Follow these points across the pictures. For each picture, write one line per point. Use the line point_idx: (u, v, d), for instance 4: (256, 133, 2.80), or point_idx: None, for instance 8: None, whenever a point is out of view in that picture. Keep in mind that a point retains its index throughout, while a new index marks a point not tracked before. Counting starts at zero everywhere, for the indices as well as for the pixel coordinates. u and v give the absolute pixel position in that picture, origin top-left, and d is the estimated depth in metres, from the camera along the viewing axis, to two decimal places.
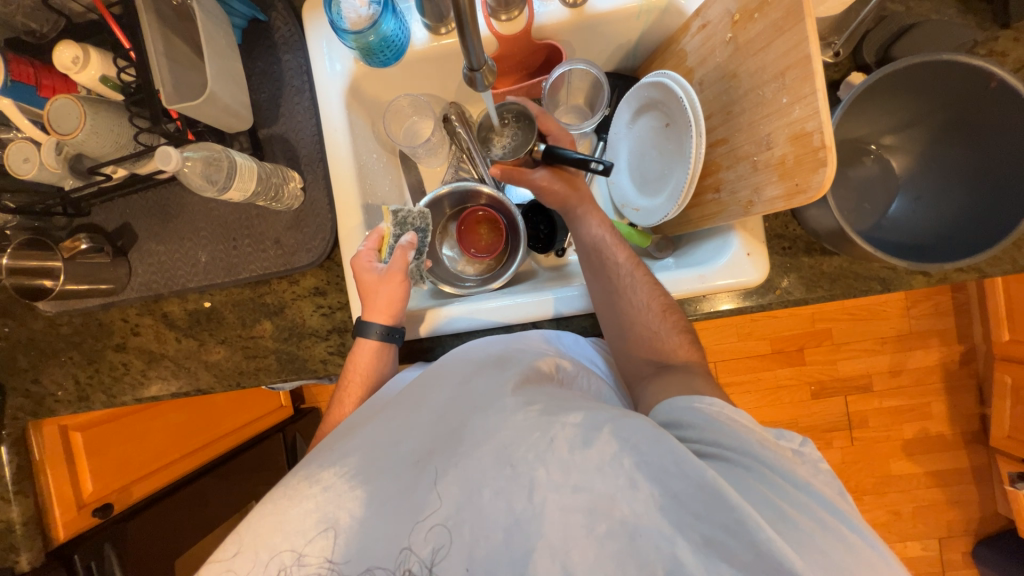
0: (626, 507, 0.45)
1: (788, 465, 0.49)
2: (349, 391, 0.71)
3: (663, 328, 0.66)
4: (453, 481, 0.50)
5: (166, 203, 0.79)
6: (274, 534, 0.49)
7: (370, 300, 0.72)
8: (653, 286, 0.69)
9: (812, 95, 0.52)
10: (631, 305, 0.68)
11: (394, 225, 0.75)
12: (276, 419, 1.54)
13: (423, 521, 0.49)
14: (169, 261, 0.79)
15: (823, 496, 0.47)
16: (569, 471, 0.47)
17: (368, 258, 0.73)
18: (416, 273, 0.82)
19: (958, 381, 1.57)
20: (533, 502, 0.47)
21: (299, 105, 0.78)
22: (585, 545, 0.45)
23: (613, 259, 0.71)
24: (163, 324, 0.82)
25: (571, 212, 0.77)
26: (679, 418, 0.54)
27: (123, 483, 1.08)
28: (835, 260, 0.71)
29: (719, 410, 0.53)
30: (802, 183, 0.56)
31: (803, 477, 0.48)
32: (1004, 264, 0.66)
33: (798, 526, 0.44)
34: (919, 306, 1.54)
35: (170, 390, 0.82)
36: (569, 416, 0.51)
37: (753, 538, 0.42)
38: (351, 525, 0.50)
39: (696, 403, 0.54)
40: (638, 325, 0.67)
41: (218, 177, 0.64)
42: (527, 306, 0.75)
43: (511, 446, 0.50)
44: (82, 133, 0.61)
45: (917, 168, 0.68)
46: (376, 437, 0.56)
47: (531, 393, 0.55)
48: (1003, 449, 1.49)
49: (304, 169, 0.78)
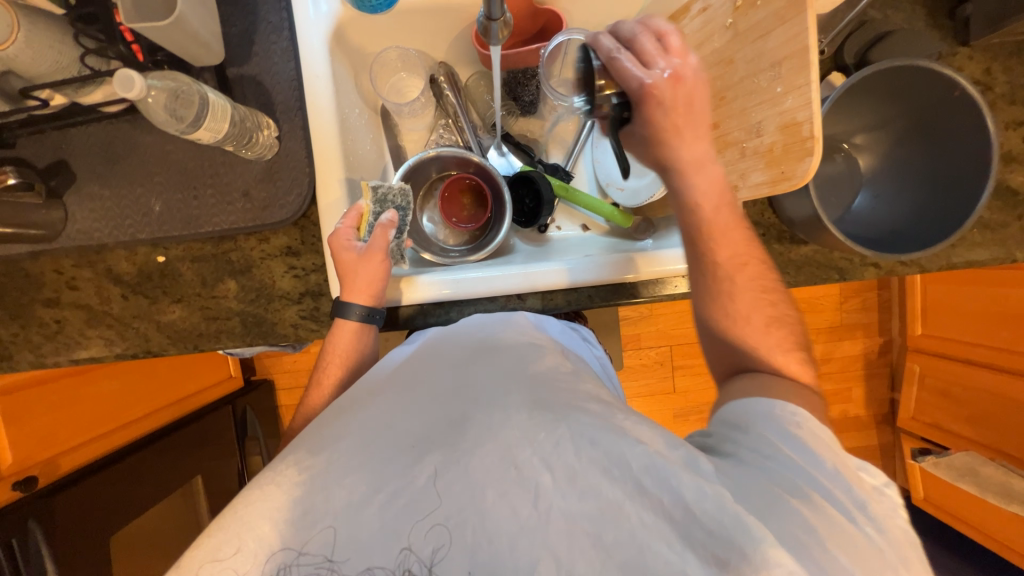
0: (635, 516, 0.44)
1: (848, 497, 0.44)
2: (329, 371, 0.69)
3: (765, 342, 0.61)
4: (454, 474, 0.48)
5: (113, 142, 0.70)
6: (263, 523, 0.47)
7: (349, 279, 0.68)
8: (758, 294, 0.62)
9: (806, 86, 0.55)
10: (724, 314, 0.62)
11: (375, 202, 0.70)
12: (224, 390, 1.45)
13: (423, 518, 0.46)
14: (115, 207, 0.71)
15: (874, 538, 0.41)
16: (575, 476, 0.46)
17: (347, 237, 0.69)
18: (395, 253, 0.76)
19: (876, 369, 1.76)
20: (540, 510, 0.45)
21: (276, 44, 0.71)
22: (591, 556, 0.43)
23: (712, 258, 0.63)
24: (107, 278, 0.74)
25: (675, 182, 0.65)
26: (741, 420, 0.52)
27: (49, 455, 0.97)
28: (802, 249, 0.76)
29: (802, 421, 0.50)
30: (788, 171, 0.60)
31: (866, 518, 0.43)
32: (942, 260, 0.74)
33: (838, 561, 0.39)
34: (850, 301, 1.70)
35: (114, 351, 0.75)
36: (577, 418, 0.49)
37: (766, 565, 0.39)
38: (346, 510, 0.47)
39: (775, 409, 0.51)
40: (735, 336, 0.62)
41: (186, 113, 0.58)
42: (511, 280, 0.75)
43: (515, 447, 0.48)
44: (14, 47, 0.53)
45: (879, 167, 0.74)
46: (372, 425, 0.53)
47: (538, 390, 0.53)
48: (908, 429, 1.70)
49: (280, 117, 0.71)
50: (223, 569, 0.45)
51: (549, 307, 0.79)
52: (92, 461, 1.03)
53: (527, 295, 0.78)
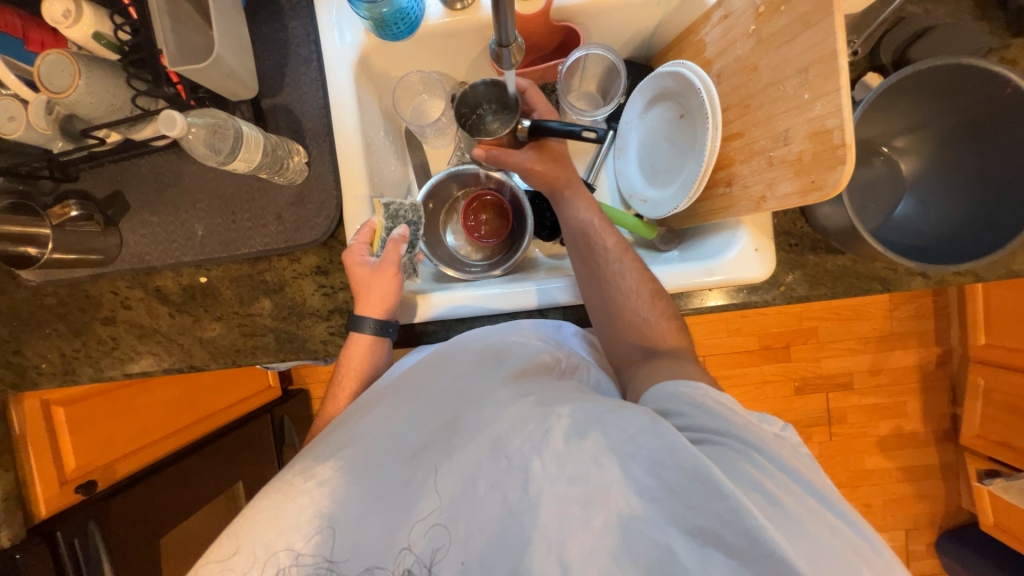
0: (621, 499, 0.46)
1: (771, 447, 0.49)
2: (343, 385, 0.71)
3: (653, 315, 0.67)
4: (451, 473, 0.51)
5: (162, 172, 0.76)
6: (269, 531, 0.48)
7: (363, 293, 0.71)
8: (643, 271, 0.69)
9: (835, 92, 0.53)
10: (619, 291, 0.68)
11: (388, 218, 0.74)
12: (264, 400, 1.52)
13: (422, 518, 0.50)
14: (163, 232, 0.76)
15: (807, 478, 0.47)
16: (564, 462, 0.48)
17: (361, 251, 0.72)
18: (409, 266, 0.79)
19: (934, 382, 1.63)
20: (530, 494, 0.48)
21: (306, 75, 0.75)
22: (582, 537, 0.45)
23: (602, 245, 0.71)
24: (156, 298, 0.79)
25: (560, 196, 0.76)
26: (666, 406, 0.54)
27: (108, 461, 1.05)
28: (839, 259, 0.72)
29: (703, 393, 0.53)
30: (818, 180, 0.56)
31: (785, 460, 0.48)
32: (999, 268, 0.68)
33: (790, 512, 0.43)
34: (901, 309, 1.59)
35: (162, 366, 0.80)
36: (562, 408, 0.52)
37: (747, 528, 0.41)
38: (345, 509, 0.49)
39: (684, 389, 0.55)
40: (628, 313, 0.67)
41: (223, 146, 0.62)
42: (525, 296, 0.75)
43: (507, 437, 0.51)
44: (76, 93, 0.58)
45: (924, 171, 0.70)
46: (368, 423, 0.55)
47: (524, 386, 0.57)
48: (973, 448, 1.56)
49: (309, 144, 0.75)
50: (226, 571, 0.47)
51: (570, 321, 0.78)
52: (144, 467, 1.11)
53: (549, 311, 0.78)
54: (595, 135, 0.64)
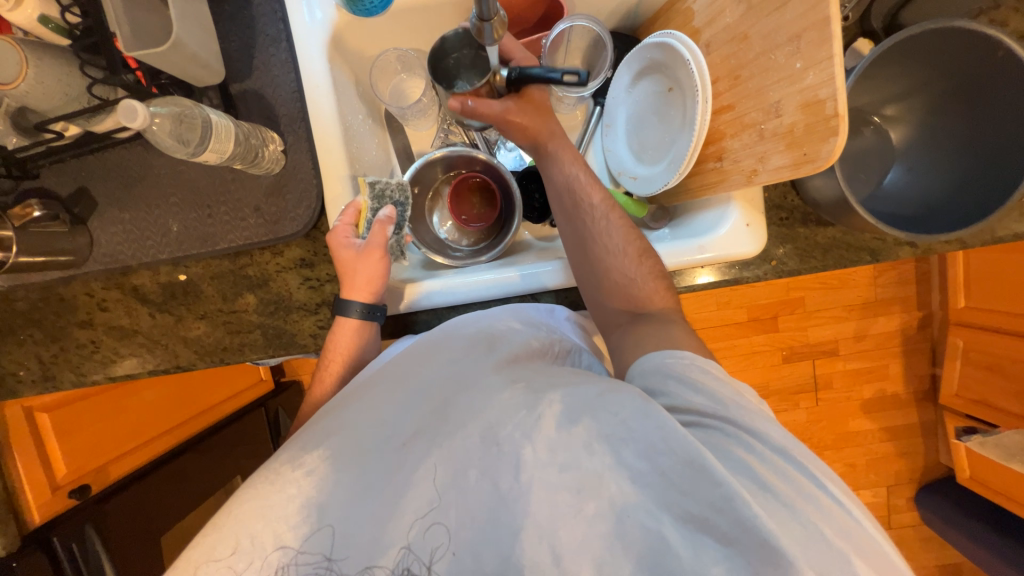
0: (614, 486, 0.46)
1: (766, 430, 0.49)
2: (330, 369, 0.70)
3: (640, 274, 0.65)
4: (441, 463, 0.50)
5: (129, 166, 0.72)
6: (256, 522, 0.48)
7: (348, 276, 0.69)
8: (631, 232, 0.67)
9: (828, 60, 0.51)
10: (606, 252, 0.66)
11: (372, 198, 0.70)
12: (256, 394, 1.49)
13: (412, 508, 0.49)
14: (135, 230, 0.73)
15: (801, 463, 0.47)
16: (556, 450, 0.48)
17: (345, 234, 0.70)
18: (394, 248, 0.78)
19: (915, 345, 1.67)
20: (521, 483, 0.48)
21: (276, 57, 0.71)
22: (574, 526, 0.46)
23: (588, 202, 0.68)
24: (134, 299, 0.77)
25: (543, 148, 0.71)
26: (654, 380, 0.54)
27: (100, 464, 1.04)
28: (829, 231, 0.72)
29: (691, 362, 0.54)
30: (811, 152, 0.55)
31: (781, 444, 0.48)
32: (985, 235, 0.68)
33: (781, 497, 0.44)
34: (885, 275, 1.62)
35: (147, 368, 0.78)
36: (554, 393, 0.51)
37: (740, 515, 0.42)
38: (336, 501, 0.50)
39: (668, 359, 0.55)
40: (616, 273, 0.65)
41: (191, 136, 0.59)
42: (513, 280, 0.73)
43: (497, 425, 0.50)
44: (24, 83, 0.55)
45: (913, 139, 0.69)
46: (357, 413, 0.55)
47: (515, 371, 0.56)
48: (952, 406, 1.62)
49: (285, 130, 0.72)
50: (224, 570, 0.48)
51: (563, 304, 0.78)
52: (137, 468, 1.10)
53: (542, 295, 0.77)
54: (576, 79, 0.60)
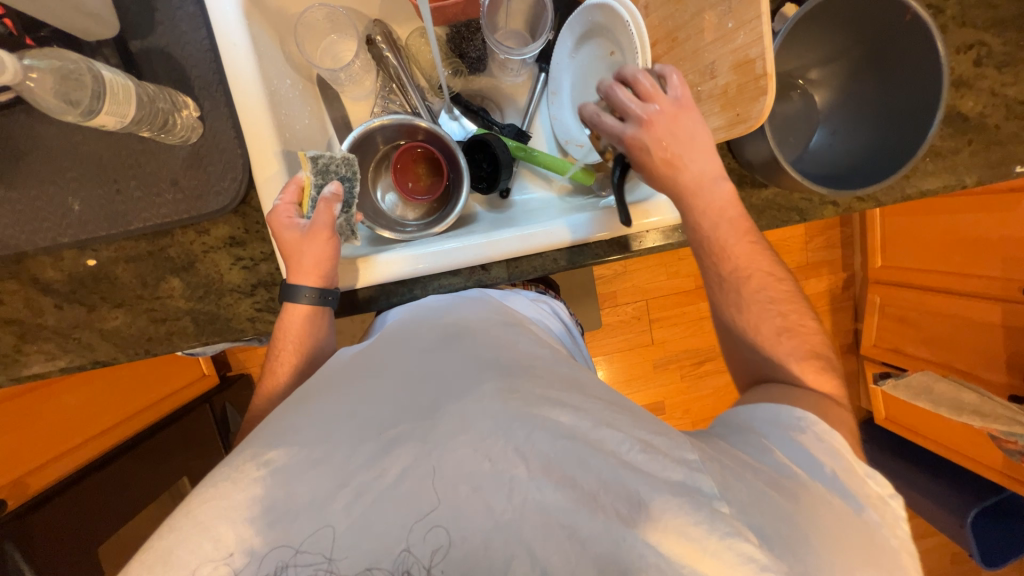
0: (613, 512, 0.43)
1: (824, 494, 0.46)
2: (282, 358, 0.66)
3: (780, 354, 0.61)
4: (422, 472, 0.46)
5: (11, 137, 0.62)
6: (219, 523, 0.45)
7: (295, 260, 0.65)
8: (768, 305, 0.62)
9: (756, 20, 0.52)
10: (735, 326, 0.64)
11: (316, 174, 0.67)
12: (202, 389, 1.41)
13: (388, 526, 0.44)
14: (26, 210, 0.64)
15: (851, 530, 0.43)
16: (550, 466, 0.45)
17: (288, 213, 0.66)
18: (343, 228, 0.71)
19: (841, 304, 1.83)
20: (514, 504, 0.44)
21: (182, 10, 0.63)
22: (567, 548, 0.42)
23: (714, 272, 0.64)
24: (34, 289, 0.68)
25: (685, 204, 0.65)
26: (754, 428, 0.54)
27: (19, 475, 0.95)
28: (763, 193, 0.76)
29: (807, 427, 0.52)
30: (743, 112, 0.57)
31: (832, 504, 0.45)
32: (896, 192, 0.75)
33: (804, 553, 0.41)
34: (814, 240, 1.75)
35: (58, 365, 0.70)
36: (559, 411, 0.48)
37: (739, 546, 0.40)
38: (310, 507, 0.45)
39: (784, 415, 0.55)
40: (749, 348, 0.64)
41: (80, 97, 0.51)
42: (471, 253, 0.72)
43: (490, 438, 0.46)
44: None
45: (836, 103, 0.74)
46: (335, 413, 0.52)
47: (516, 378, 0.52)
48: (870, 356, 1.79)
49: (200, 95, 0.65)
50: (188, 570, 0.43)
51: (513, 274, 0.76)
52: (65, 476, 1.02)
53: (492, 265, 0.75)
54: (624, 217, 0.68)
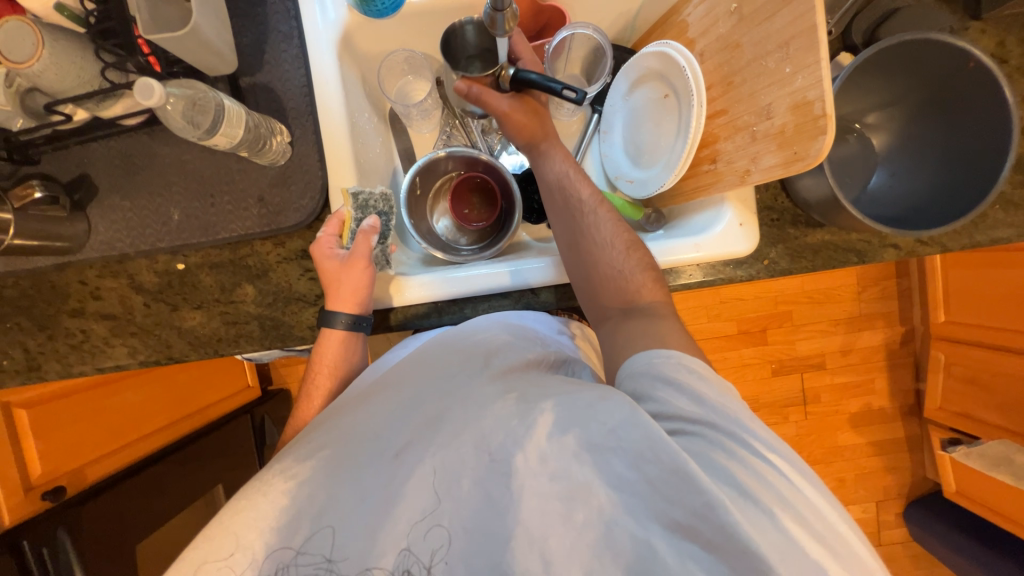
0: (602, 494, 0.47)
1: (744, 432, 0.49)
2: (318, 382, 0.72)
3: (627, 266, 0.65)
4: (430, 469, 0.51)
5: (133, 153, 0.72)
6: (246, 532, 0.49)
7: (335, 288, 0.69)
8: (618, 224, 0.68)
9: (816, 64, 0.54)
10: (596, 244, 0.66)
11: (356, 209, 0.72)
12: (242, 400, 1.46)
13: (402, 517, 0.50)
14: (135, 217, 0.73)
15: (778, 464, 0.47)
16: (547, 458, 0.49)
17: (330, 244, 0.71)
18: (380, 259, 0.76)
19: (899, 360, 1.71)
20: (512, 490, 0.49)
21: (287, 52, 0.73)
22: (561, 533, 0.47)
23: (578, 196, 0.69)
24: (129, 287, 0.76)
25: (537, 147, 0.72)
26: (641, 386, 0.53)
27: (77, 465, 1.00)
28: (819, 233, 0.75)
29: (676, 362, 0.53)
30: (801, 151, 0.58)
31: (758, 445, 0.48)
32: (964, 238, 0.72)
33: (760, 503, 0.45)
34: (868, 291, 1.67)
35: (137, 358, 0.76)
36: (546, 403, 0.52)
37: (723, 521, 0.43)
38: (326, 509, 0.50)
39: (656, 358, 0.54)
40: (603, 264, 0.66)
41: (203, 120, 0.61)
42: (504, 280, 0.74)
43: (490, 435, 0.51)
44: (39, 63, 0.56)
45: (895, 147, 0.74)
46: (352, 420, 0.57)
47: (509, 381, 0.57)
48: (935, 419, 1.65)
49: (292, 123, 0.73)
50: (224, 570, 0.48)
51: (563, 301, 0.78)
52: (115, 471, 1.05)
53: (541, 289, 0.77)
54: (574, 96, 0.60)
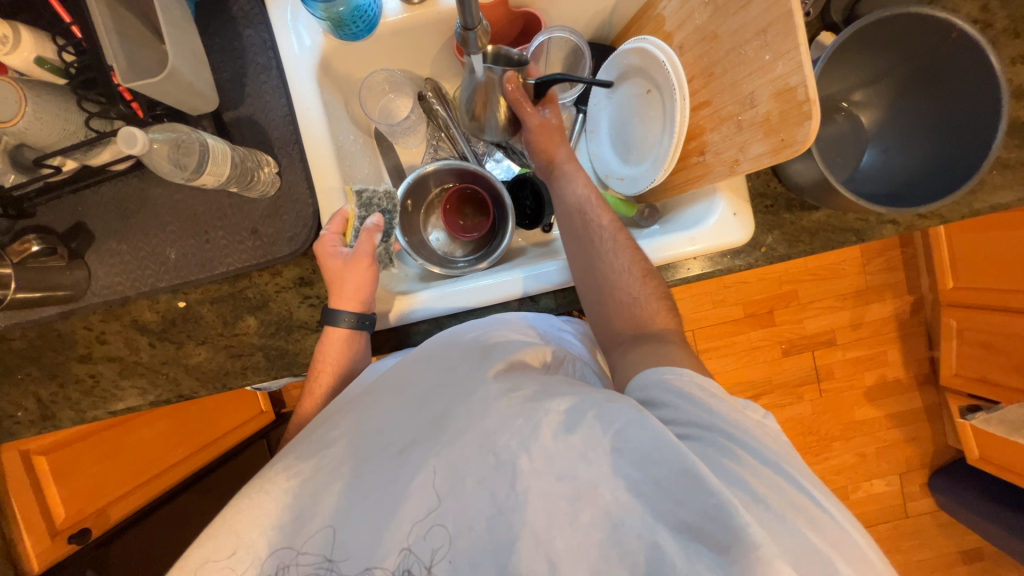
0: (609, 494, 0.46)
1: (755, 442, 0.49)
2: (320, 380, 0.71)
3: (643, 294, 0.66)
4: (434, 471, 0.50)
5: (125, 198, 0.73)
6: (250, 530, 0.51)
7: (337, 285, 0.70)
8: (633, 248, 0.69)
9: (795, 50, 0.54)
10: (611, 270, 0.67)
11: (360, 206, 0.73)
12: (257, 425, 1.44)
13: (404, 522, 0.49)
14: (134, 260, 0.74)
15: (791, 474, 0.47)
16: (553, 457, 0.48)
17: (333, 242, 0.72)
18: (383, 256, 0.81)
19: (910, 330, 1.69)
20: (517, 491, 0.48)
21: (267, 83, 0.73)
22: (568, 534, 0.46)
23: (597, 222, 0.71)
24: (134, 329, 0.76)
25: (558, 168, 0.77)
26: (653, 395, 0.54)
27: (100, 506, 1.01)
28: (814, 215, 0.74)
29: (689, 379, 0.54)
30: (787, 138, 0.58)
31: (769, 454, 0.48)
32: (964, 208, 0.71)
33: (772, 508, 0.44)
34: (873, 263, 1.65)
35: (148, 398, 0.77)
36: (555, 402, 0.51)
37: (733, 522, 0.42)
38: (333, 512, 0.51)
39: (668, 374, 0.55)
40: (619, 292, 0.66)
41: (188, 161, 0.61)
42: (511, 285, 0.74)
43: (494, 434, 0.50)
44: (24, 119, 0.57)
45: (884, 122, 0.73)
46: (356, 424, 0.58)
47: (513, 378, 0.56)
48: (953, 386, 1.63)
49: (279, 153, 0.74)
50: (224, 569, 0.50)
51: (563, 305, 0.79)
52: (137, 508, 1.07)
53: (540, 296, 0.78)
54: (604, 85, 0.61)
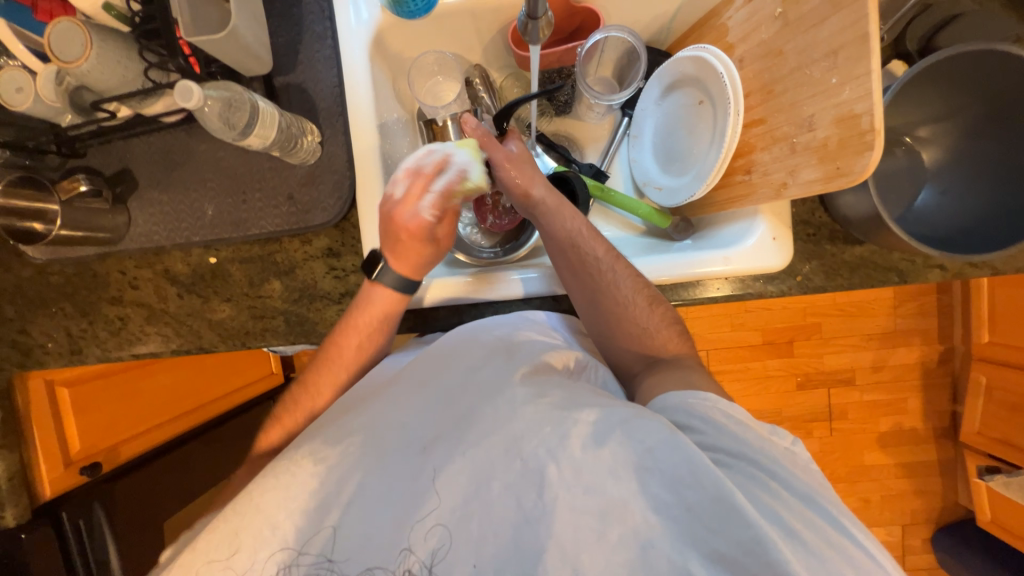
0: (639, 515, 0.47)
1: (786, 473, 0.50)
2: (345, 338, 0.69)
3: (652, 323, 0.67)
4: (461, 472, 0.51)
5: (171, 149, 0.75)
6: (278, 512, 0.52)
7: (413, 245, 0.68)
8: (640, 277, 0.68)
9: (866, 76, 0.51)
10: (618, 302, 0.67)
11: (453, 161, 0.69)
12: (266, 386, 1.45)
13: (430, 518, 0.51)
14: (172, 211, 0.75)
15: (823, 506, 0.48)
16: (581, 472, 0.48)
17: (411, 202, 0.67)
18: None
19: (935, 381, 1.63)
20: (545, 500, 0.49)
21: (320, 53, 0.74)
22: (596, 550, 0.46)
23: (593, 255, 0.68)
24: (164, 279, 0.78)
25: (538, 205, 0.70)
26: (675, 419, 0.54)
27: (112, 444, 1.04)
28: (857, 250, 0.71)
29: (713, 405, 0.54)
30: (844, 166, 0.55)
31: (800, 486, 0.49)
32: (1019, 262, 0.68)
33: (805, 542, 0.45)
34: (905, 306, 1.59)
35: (169, 347, 0.79)
36: (584, 413, 0.51)
37: (770, 559, 0.44)
38: (360, 498, 0.52)
39: (690, 399, 0.55)
40: (627, 322, 0.67)
41: (237, 121, 0.62)
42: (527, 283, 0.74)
43: (523, 440, 0.51)
44: (87, 62, 0.58)
45: (946, 161, 0.69)
46: (379, 413, 0.57)
47: (541, 384, 0.55)
48: (973, 445, 1.56)
49: (323, 123, 0.74)
50: (224, 570, 0.50)
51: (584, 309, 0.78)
52: (145, 450, 1.11)
53: (562, 297, 0.77)
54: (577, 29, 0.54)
